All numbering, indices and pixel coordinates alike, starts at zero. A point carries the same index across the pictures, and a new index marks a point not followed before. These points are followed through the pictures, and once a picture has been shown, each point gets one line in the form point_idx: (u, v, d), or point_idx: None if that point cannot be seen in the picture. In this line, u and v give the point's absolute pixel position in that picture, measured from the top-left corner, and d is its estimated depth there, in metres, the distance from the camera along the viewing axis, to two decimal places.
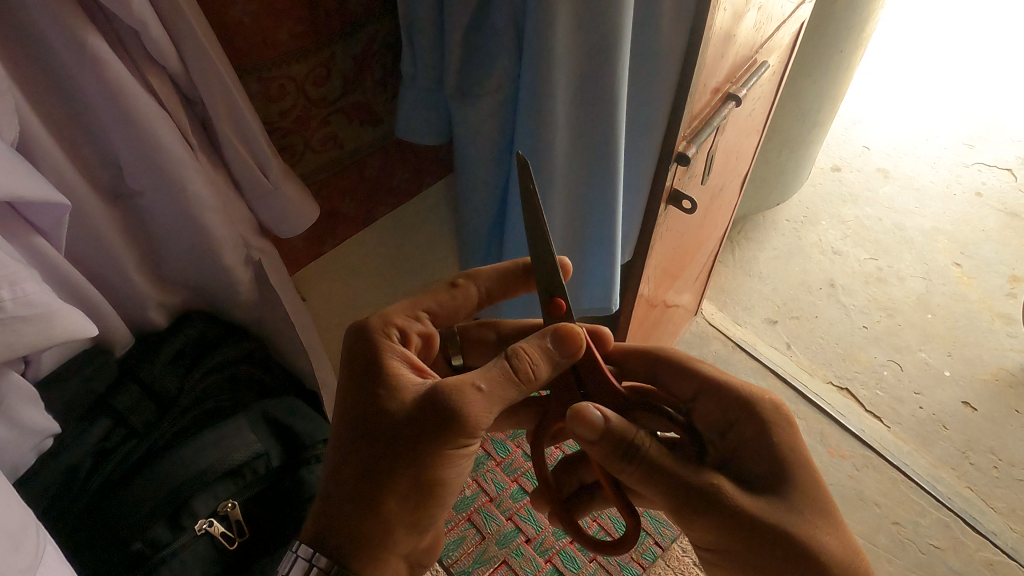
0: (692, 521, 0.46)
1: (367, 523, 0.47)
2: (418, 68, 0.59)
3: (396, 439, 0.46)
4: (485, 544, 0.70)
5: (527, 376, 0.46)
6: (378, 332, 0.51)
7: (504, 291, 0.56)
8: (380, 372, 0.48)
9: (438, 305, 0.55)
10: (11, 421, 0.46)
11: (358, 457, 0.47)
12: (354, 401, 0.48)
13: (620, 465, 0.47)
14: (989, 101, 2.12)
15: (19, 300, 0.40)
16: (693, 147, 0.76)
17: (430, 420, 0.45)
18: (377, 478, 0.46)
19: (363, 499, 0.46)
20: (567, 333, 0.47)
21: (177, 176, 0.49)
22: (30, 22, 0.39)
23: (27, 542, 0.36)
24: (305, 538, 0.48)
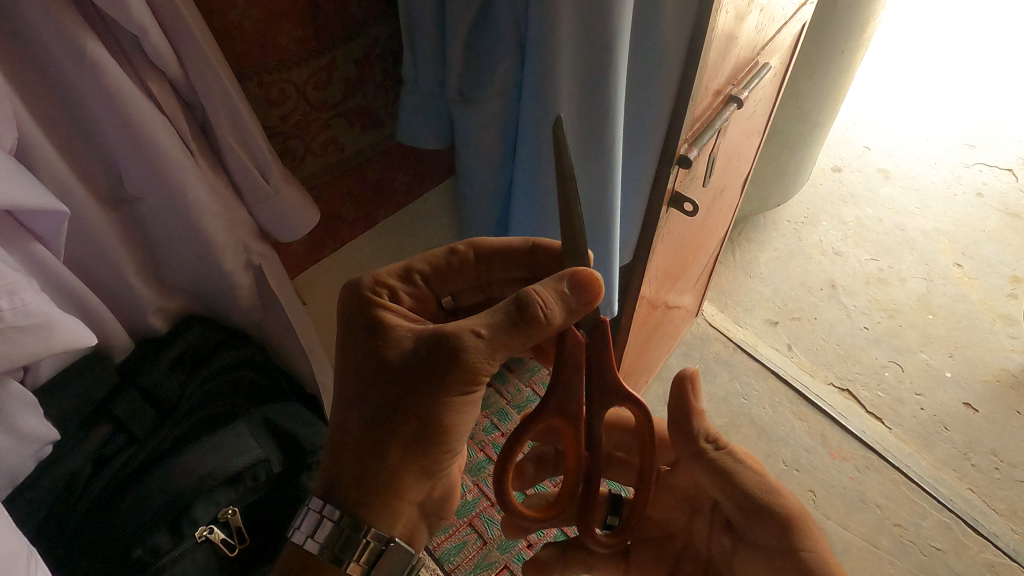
0: (751, 518, 0.48)
1: (375, 470, 0.46)
2: (420, 72, 0.59)
3: (397, 386, 0.45)
4: (485, 550, 0.79)
5: (538, 319, 0.43)
6: (369, 291, 0.49)
7: (503, 257, 0.54)
8: (373, 323, 0.47)
9: (432, 269, 0.53)
10: (10, 429, 0.45)
11: (366, 404, 0.46)
12: (351, 351, 0.48)
13: (708, 456, 0.49)
14: (990, 101, 2.12)
15: (17, 311, 0.40)
16: (695, 149, 0.76)
17: (428, 365, 0.44)
18: (383, 425, 0.46)
19: (369, 446, 0.46)
20: (586, 279, 0.44)
21: (177, 181, 0.48)
22: (28, 28, 0.39)
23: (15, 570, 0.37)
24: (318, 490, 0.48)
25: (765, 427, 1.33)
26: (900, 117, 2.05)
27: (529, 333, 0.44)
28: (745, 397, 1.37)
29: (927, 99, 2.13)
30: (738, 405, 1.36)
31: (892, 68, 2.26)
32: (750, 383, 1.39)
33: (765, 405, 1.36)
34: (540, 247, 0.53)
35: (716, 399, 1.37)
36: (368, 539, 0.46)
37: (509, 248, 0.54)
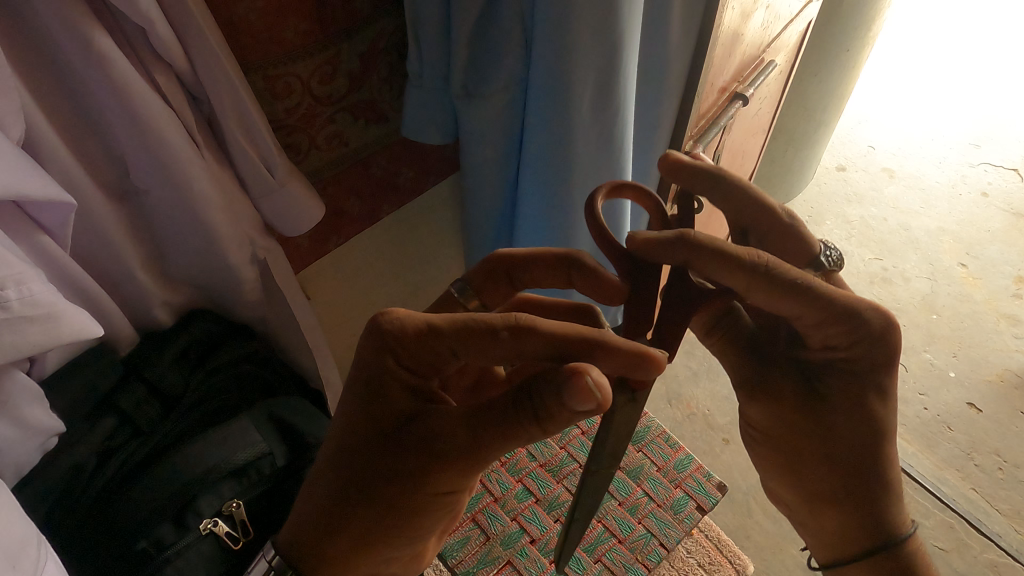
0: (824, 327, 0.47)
1: (332, 541, 0.46)
2: (425, 66, 0.59)
3: (376, 458, 0.43)
4: (489, 545, 0.67)
5: (536, 430, 0.40)
6: (383, 343, 0.43)
7: (544, 350, 0.40)
8: (377, 383, 0.43)
9: (459, 340, 0.41)
10: (16, 420, 0.45)
11: (341, 471, 0.44)
12: (347, 398, 0.45)
13: (755, 278, 0.43)
14: (996, 101, 2.11)
15: (24, 300, 0.40)
16: (700, 146, 0.75)
17: (411, 448, 0.42)
18: (355, 491, 0.44)
19: (334, 517, 0.45)
20: (587, 389, 0.37)
21: (183, 174, 0.48)
22: (35, 19, 0.39)
23: (25, 560, 0.37)
24: (280, 546, 0.47)
25: None
26: (905, 116, 2.04)
27: (528, 437, 0.40)
28: None
29: (933, 99, 2.12)
30: None
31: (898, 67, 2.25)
32: None
33: None
34: (597, 352, 0.40)
35: (718, 398, 1.38)
36: None
37: (567, 344, 0.40)
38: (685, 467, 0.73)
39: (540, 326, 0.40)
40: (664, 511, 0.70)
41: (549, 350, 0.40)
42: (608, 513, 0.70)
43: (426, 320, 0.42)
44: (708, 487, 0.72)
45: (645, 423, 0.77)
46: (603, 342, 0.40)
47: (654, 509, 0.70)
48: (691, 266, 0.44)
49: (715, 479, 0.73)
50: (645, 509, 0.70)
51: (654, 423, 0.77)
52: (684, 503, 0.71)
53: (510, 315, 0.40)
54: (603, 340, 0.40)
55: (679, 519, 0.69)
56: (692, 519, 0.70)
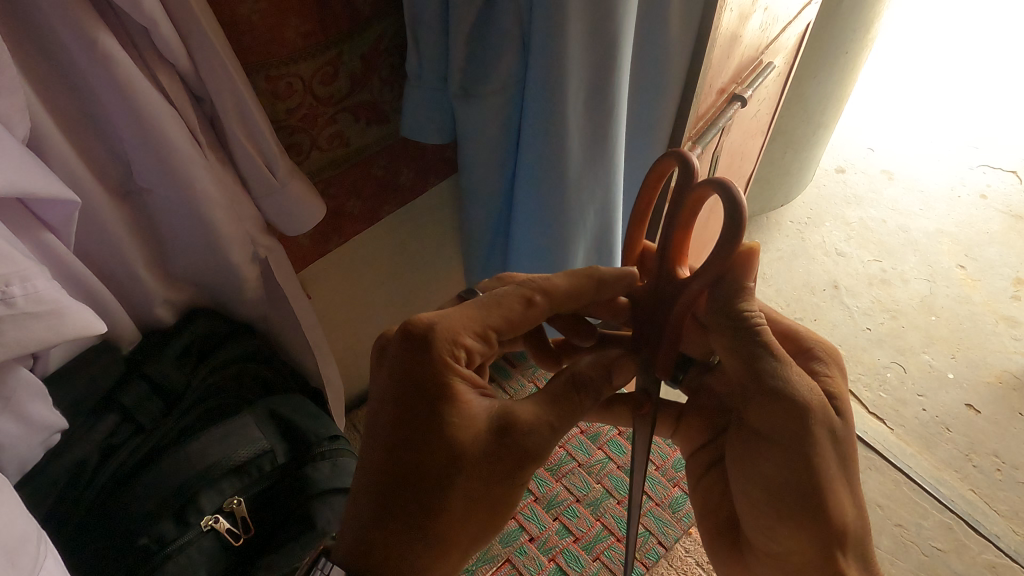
0: (755, 406, 0.48)
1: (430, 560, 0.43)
2: (424, 67, 0.59)
3: (467, 472, 0.42)
4: (488, 543, 0.68)
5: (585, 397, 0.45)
6: (445, 353, 0.43)
7: (571, 304, 0.48)
8: (442, 392, 0.43)
9: (507, 322, 0.46)
10: (20, 417, 0.46)
11: (421, 494, 0.42)
12: (404, 422, 0.42)
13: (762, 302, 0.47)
14: (995, 103, 2.12)
15: (29, 296, 0.40)
16: (698, 146, 0.75)
17: (504, 455, 0.42)
18: (449, 502, 0.42)
19: (431, 537, 0.42)
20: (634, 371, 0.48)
21: (186, 174, 0.49)
22: (42, 19, 0.39)
23: (25, 556, 0.38)
24: (339, 559, 0.43)
25: None
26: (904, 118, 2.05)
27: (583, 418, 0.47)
28: None
29: (932, 101, 2.12)
30: None
31: (897, 69, 2.26)
32: None
33: None
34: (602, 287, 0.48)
35: None
36: None
37: (579, 293, 0.48)
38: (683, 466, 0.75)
39: (558, 281, 0.47)
40: (662, 509, 0.72)
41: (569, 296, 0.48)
42: (607, 511, 0.70)
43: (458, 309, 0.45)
44: None
45: None
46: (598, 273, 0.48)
47: (653, 507, 0.72)
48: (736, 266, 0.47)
49: None
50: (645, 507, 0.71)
51: None
52: (682, 501, 0.72)
53: (532, 282, 0.47)
54: (605, 273, 0.48)
55: (677, 518, 0.71)
56: (690, 516, 0.71)
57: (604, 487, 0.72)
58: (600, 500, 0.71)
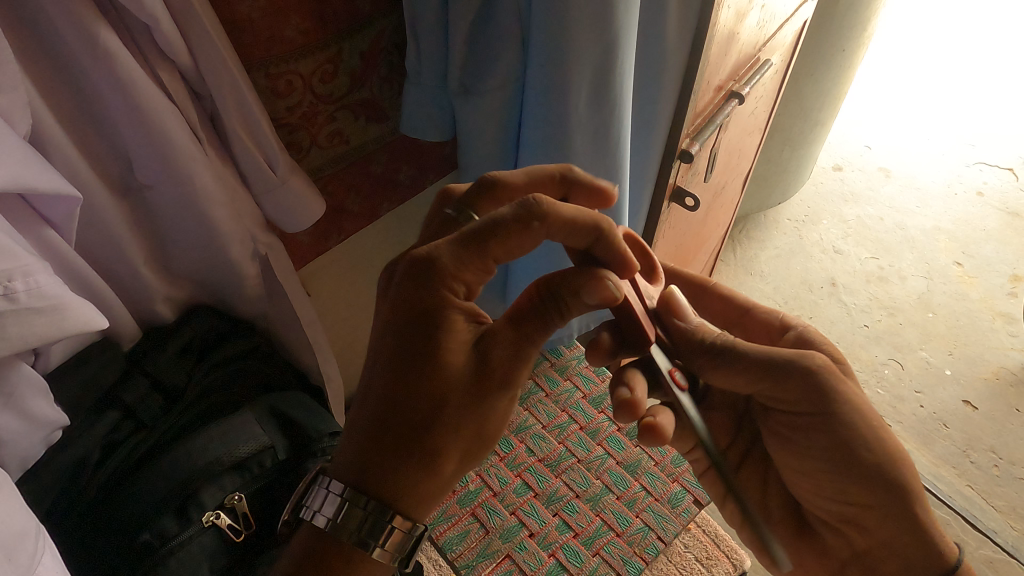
0: (781, 391, 0.52)
1: (426, 470, 0.44)
2: (424, 65, 0.60)
3: (453, 388, 0.43)
4: (489, 538, 0.68)
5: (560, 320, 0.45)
6: (438, 283, 0.44)
7: (568, 234, 0.45)
8: (428, 312, 0.44)
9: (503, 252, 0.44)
10: (22, 413, 0.46)
11: (408, 418, 0.43)
12: (393, 349, 0.44)
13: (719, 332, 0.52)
14: (991, 101, 2.13)
15: (31, 292, 0.40)
16: (696, 144, 0.76)
17: (488, 374, 0.44)
18: (439, 413, 0.43)
19: (422, 459, 0.44)
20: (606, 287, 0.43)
21: (187, 170, 0.49)
22: (43, 15, 0.39)
23: (21, 553, 0.38)
24: (337, 472, 0.45)
25: None
26: (901, 116, 2.06)
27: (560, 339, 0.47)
28: None
29: (929, 99, 2.13)
30: None
31: (894, 68, 2.26)
32: None
33: None
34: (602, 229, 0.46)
35: None
36: (395, 524, 0.44)
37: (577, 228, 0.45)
38: (683, 461, 0.74)
39: (559, 210, 0.44)
40: (662, 504, 0.71)
41: (568, 235, 0.45)
42: (607, 507, 0.70)
43: (456, 240, 0.44)
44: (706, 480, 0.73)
45: None
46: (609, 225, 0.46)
47: (651, 503, 0.70)
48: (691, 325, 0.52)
49: None
50: (643, 503, 0.70)
51: None
52: (681, 496, 0.71)
53: (524, 201, 0.43)
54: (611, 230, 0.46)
55: (677, 513, 0.70)
56: (689, 512, 0.70)
57: (604, 482, 0.72)
58: (599, 495, 0.71)
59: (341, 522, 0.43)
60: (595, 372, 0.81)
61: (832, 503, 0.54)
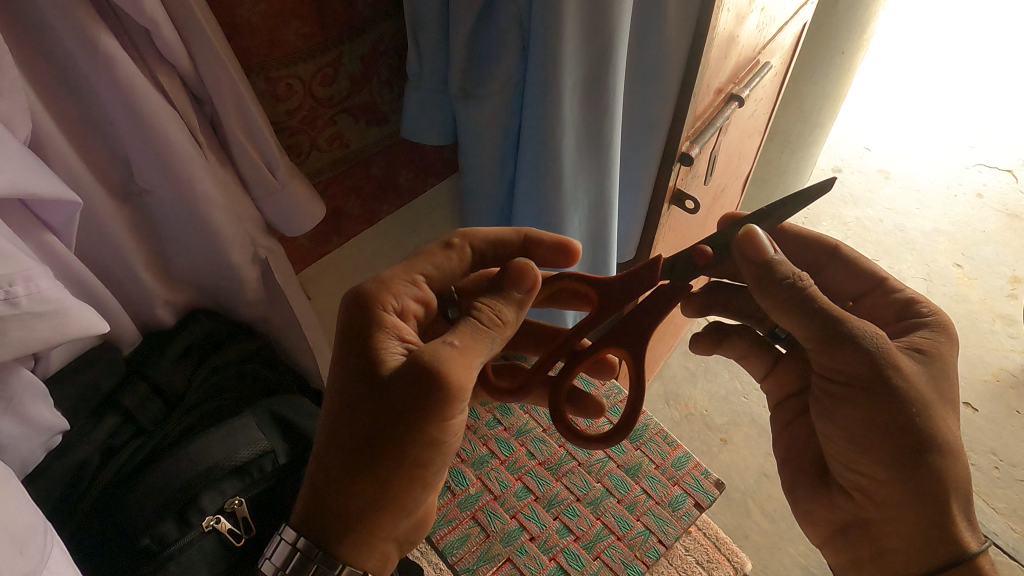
0: (837, 358, 0.47)
1: (360, 502, 0.44)
2: (424, 68, 0.60)
3: (384, 404, 0.43)
4: (489, 543, 0.68)
5: (495, 318, 0.45)
6: (370, 298, 0.47)
7: (493, 252, 0.54)
8: (363, 332, 0.46)
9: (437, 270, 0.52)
10: (22, 417, 0.46)
11: (338, 471, 0.44)
12: (332, 382, 0.46)
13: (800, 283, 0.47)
14: (990, 102, 2.13)
15: (32, 296, 0.40)
16: (696, 146, 0.76)
17: (409, 384, 0.42)
18: (376, 440, 0.43)
19: (354, 508, 0.44)
20: (520, 268, 0.46)
21: (187, 175, 0.49)
22: (43, 20, 0.39)
23: (32, 545, 0.38)
24: (293, 522, 0.46)
25: (766, 426, 1.35)
26: (901, 117, 2.06)
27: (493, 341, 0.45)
28: (746, 396, 1.40)
29: (929, 101, 2.13)
30: (738, 404, 1.39)
31: (893, 69, 2.27)
32: (751, 382, 1.42)
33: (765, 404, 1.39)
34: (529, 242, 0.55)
35: (717, 398, 1.40)
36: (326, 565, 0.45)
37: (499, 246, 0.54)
38: (683, 464, 0.74)
39: (480, 231, 0.54)
40: (662, 508, 0.70)
41: (497, 248, 0.54)
42: (607, 511, 0.70)
43: (398, 267, 0.50)
44: (706, 484, 0.73)
45: (644, 421, 0.77)
46: (533, 235, 0.54)
47: (652, 506, 0.70)
48: (777, 263, 0.47)
49: (712, 476, 0.73)
50: (644, 506, 0.70)
51: (652, 421, 0.77)
52: (682, 499, 0.71)
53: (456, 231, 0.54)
54: (535, 236, 0.54)
55: (677, 516, 0.70)
56: (690, 516, 0.70)
57: (604, 486, 0.71)
58: (600, 499, 0.70)
59: (291, 563, 0.45)
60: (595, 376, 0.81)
61: (850, 471, 0.52)
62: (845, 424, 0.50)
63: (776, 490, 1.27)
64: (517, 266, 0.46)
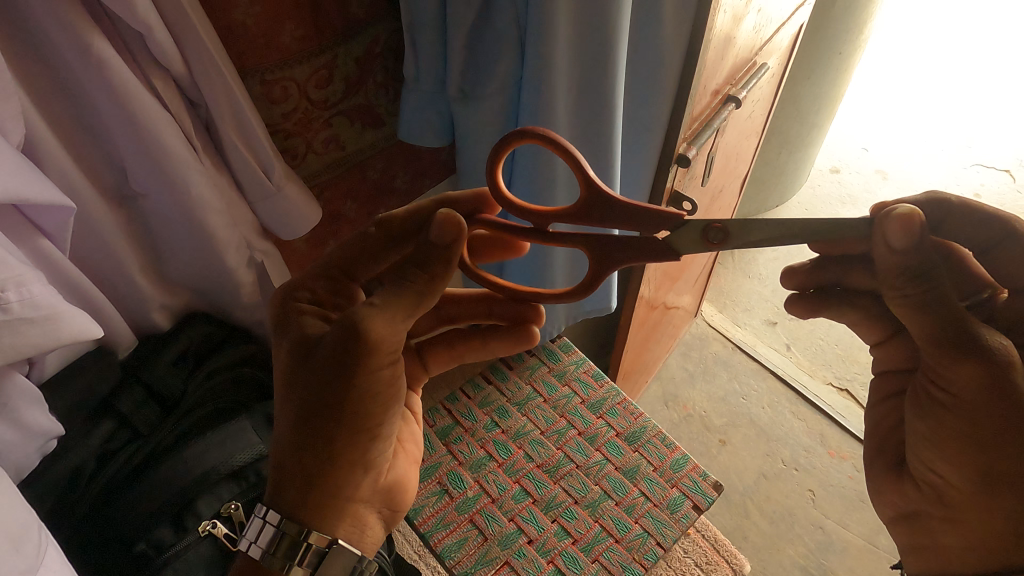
0: (949, 368, 0.46)
1: (321, 466, 0.44)
2: (421, 71, 0.59)
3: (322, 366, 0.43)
4: (487, 546, 0.67)
5: (421, 274, 0.43)
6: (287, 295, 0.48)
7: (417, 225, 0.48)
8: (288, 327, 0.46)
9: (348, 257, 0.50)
10: (16, 423, 0.46)
11: (293, 434, 0.44)
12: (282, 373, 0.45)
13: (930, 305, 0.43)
14: (988, 102, 2.14)
15: (25, 302, 0.40)
16: (694, 148, 0.77)
17: (341, 342, 0.42)
18: (322, 404, 0.43)
19: (308, 470, 0.44)
20: (442, 220, 0.42)
21: (181, 179, 0.49)
22: (36, 24, 0.39)
23: (29, 544, 0.38)
24: (271, 502, 0.46)
25: (765, 426, 1.36)
26: (898, 118, 2.06)
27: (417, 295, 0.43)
28: (745, 397, 1.40)
29: (928, 99, 2.14)
30: (737, 405, 1.39)
31: (891, 69, 2.27)
32: (749, 383, 1.42)
33: (764, 405, 1.39)
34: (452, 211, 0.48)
35: (715, 399, 1.40)
36: (310, 542, 0.45)
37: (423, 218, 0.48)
38: (682, 467, 0.74)
39: (397, 213, 0.49)
40: (660, 510, 0.70)
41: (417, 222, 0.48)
42: (605, 513, 0.70)
43: (316, 265, 0.49)
44: (704, 486, 0.72)
45: (642, 422, 0.77)
46: (447, 198, 0.48)
47: (650, 509, 0.70)
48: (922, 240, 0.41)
49: (711, 478, 0.73)
50: (642, 508, 0.70)
51: (650, 423, 0.76)
52: (680, 502, 0.71)
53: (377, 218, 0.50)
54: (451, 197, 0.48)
55: (676, 519, 0.70)
56: (688, 518, 0.70)
57: (602, 488, 0.71)
58: (598, 501, 0.70)
59: (274, 547, 0.44)
60: (594, 377, 0.80)
61: (922, 461, 0.53)
62: (952, 428, 0.48)
63: (774, 491, 1.27)
64: (434, 217, 0.42)
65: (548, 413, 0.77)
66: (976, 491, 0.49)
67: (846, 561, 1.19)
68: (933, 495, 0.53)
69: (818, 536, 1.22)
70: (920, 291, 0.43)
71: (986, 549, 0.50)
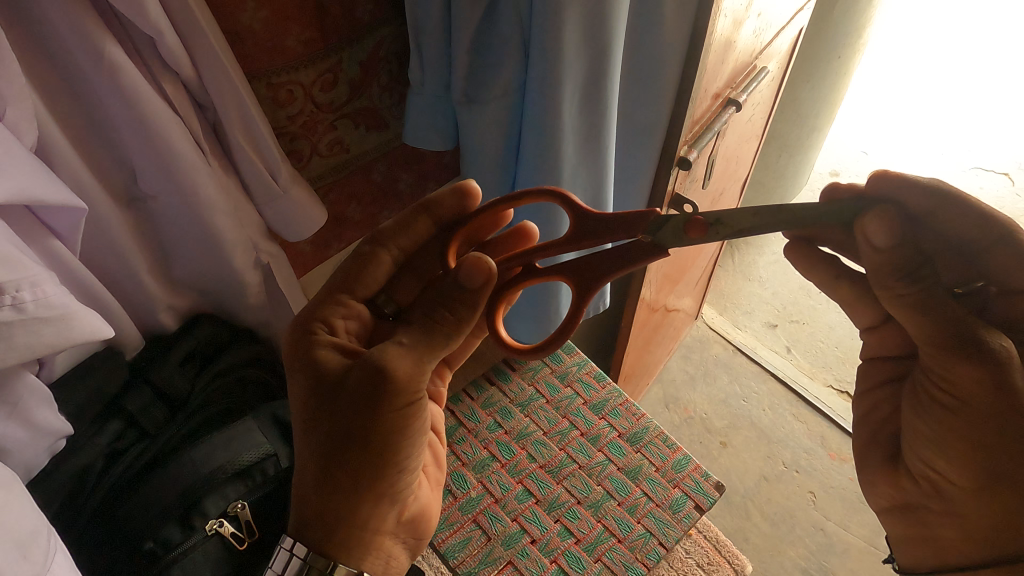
0: (947, 366, 0.46)
1: (347, 504, 0.46)
2: (426, 75, 0.60)
3: (345, 401, 0.43)
4: (490, 546, 0.68)
5: (450, 314, 0.44)
6: (302, 328, 0.49)
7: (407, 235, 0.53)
8: (303, 360, 0.46)
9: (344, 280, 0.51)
10: (26, 422, 0.46)
11: (317, 471, 0.45)
12: (302, 406, 0.46)
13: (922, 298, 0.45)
14: (986, 106, 2.15)
15: (39, 302, 0.41)
16: (694, 151, 0.78)
17: (364, 383, 0.43)
18: (346, 444, 0.44)
19: (334, 507, 0.46)
20: (473, 262, 0.43)
21: (190, 181, 0.49)
22: (49, 28, 0.40)
23: (37, 550, 0.39)
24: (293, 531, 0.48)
25: (765, 429, 1.36)
26: (897, 121, 2.07)
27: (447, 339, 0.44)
28: (745, 399, 1.41)
29: (926, 103, 2.15)
30: (737, 407, 1.39)
31: (890, 73, 2.28)
32: (749, 385, 1.43)
33: (764, 407, 1.40)
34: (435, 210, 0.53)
35: (716, 401, 1.40)
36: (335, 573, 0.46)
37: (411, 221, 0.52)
38: (683, 466, 0.74)
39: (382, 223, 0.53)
40: (662, 510, 0.71)
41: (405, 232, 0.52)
42: (608, 513, 0.70)
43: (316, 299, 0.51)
44: (705, 487, 0.73)
45: (644, 423, 0.77)
46: (430, 202, 0.53)
47: (653, 509, 0.71)
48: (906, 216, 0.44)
49: (712, 479, 0.74)
50: (644, 508, 0.71)
51: (652, 423, 0.77)
52: (682, 502, 0.71)
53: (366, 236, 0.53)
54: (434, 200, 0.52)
55: (678, 519, 0.70)
56: (690, 518, 0.70)
57: (605, 489, 0.72)
58: (601, 501, 0.71)
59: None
60: (595, 378, 0.81)
61: (921, 463, 0.53)
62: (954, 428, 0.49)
63: (775, 493, 1.28)
64: (463, 260, 0.43)
65: (551, 414, 0.77)
66: (974, 488, 0.50)
67: (847, 562, 1.19)
68: (930, 495, 0.53)
69: (819, 537, 1.22)
70: (911, 288, 0.45)
71: (983, 546, 0.51)
